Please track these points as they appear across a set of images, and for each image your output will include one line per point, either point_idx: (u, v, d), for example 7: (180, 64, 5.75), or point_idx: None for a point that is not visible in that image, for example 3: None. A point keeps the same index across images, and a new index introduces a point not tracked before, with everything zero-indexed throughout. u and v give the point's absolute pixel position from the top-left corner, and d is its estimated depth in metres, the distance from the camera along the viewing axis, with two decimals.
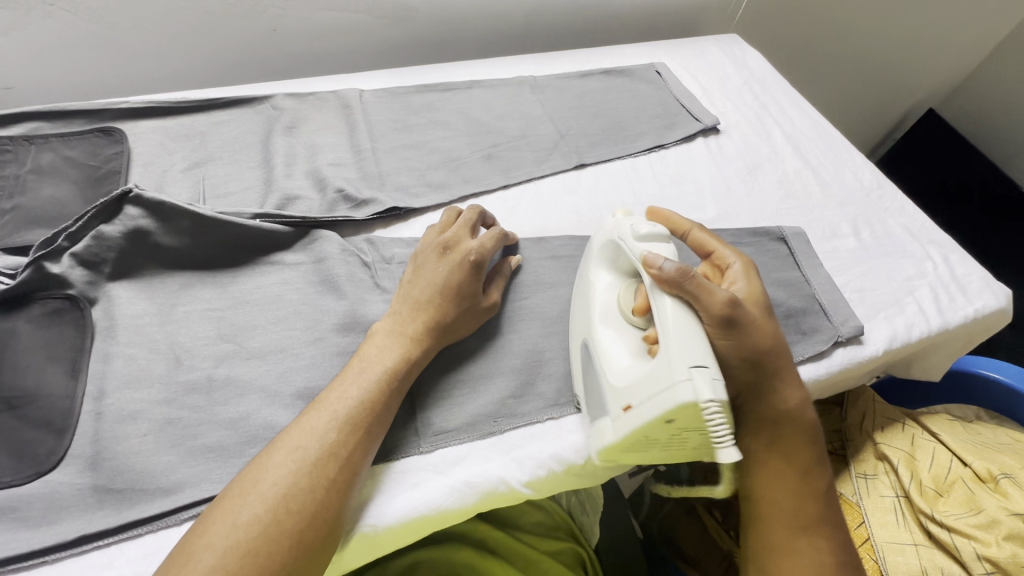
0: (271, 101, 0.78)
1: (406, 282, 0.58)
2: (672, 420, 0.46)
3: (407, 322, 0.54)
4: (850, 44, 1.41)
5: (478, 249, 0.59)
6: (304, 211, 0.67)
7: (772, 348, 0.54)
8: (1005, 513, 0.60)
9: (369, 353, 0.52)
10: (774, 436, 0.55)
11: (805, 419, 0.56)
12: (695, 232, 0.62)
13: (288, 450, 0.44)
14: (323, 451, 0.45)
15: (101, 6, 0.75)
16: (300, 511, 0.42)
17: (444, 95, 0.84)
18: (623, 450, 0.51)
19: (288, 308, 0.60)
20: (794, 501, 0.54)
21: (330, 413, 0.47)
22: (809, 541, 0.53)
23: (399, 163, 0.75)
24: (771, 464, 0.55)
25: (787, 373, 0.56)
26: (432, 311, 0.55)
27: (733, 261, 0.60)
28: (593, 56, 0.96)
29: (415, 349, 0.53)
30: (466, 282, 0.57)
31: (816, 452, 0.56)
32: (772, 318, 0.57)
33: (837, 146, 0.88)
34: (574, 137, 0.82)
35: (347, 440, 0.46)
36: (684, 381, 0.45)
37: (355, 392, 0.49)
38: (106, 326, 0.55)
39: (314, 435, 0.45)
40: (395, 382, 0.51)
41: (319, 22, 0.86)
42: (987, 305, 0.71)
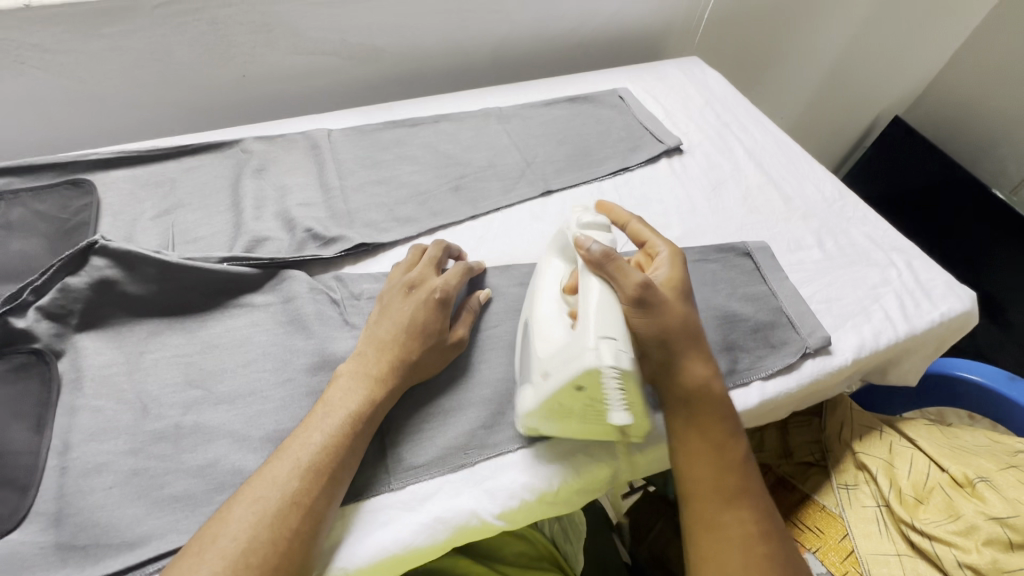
0: (240, 145, 0.80)
1: (371, 324, 0.58)
2: (582, 387, 0.48)
3: (370, 364, 0.54)
4: (813, 57, 1.46)
5: (444, 286, 0.60)
6: (273, 251, 0.68)
7: (682, 328, 0.54)
8: (982, 518, 0.60)
9: (333, 397, 0.52)
10: (691, 413, 0.53)
11: (715, 393, 0.54)
12: (635, 223, 0.63)
13: (249, 502, 0.44)
14: (286, 502, 0.45)
15: (71, 62, 0.77)
16: (263, 565, 0.42)
17: (412, 130, 0.86)
18: (543, 416, 0.53)
19: (257, 350, 0.60)
20: (715, 473, 0.51)
21: (293, 459, 0.47)
22: (735, 514, 0.50)
23: (368, 199, 0.76)
24: (690, 441, 0.53)
25: (702, 350, 0.55)
26: (396, 351, 0.55)
27: (661, 248, 0.60)
28: (558, 85, 0.99)
29: (380, 390, 0.53)
30: (430, 321, 0.57)
31: (729, 423, 0.54)
32: (690, 301, 0.57)
33: (799, 160, 0.90)
34: (541, 165, 0.84)
35: (310, 487, 0.46)
36: (590, 350, 0.48)
37: (318, 437, 0.49)
38: (73, 379, 0.55)
39: (275, 486, 0.45)
40: (361, 425, 0.51)
41: (288, 66, 0.89)
42: (953, 308, 0.72)
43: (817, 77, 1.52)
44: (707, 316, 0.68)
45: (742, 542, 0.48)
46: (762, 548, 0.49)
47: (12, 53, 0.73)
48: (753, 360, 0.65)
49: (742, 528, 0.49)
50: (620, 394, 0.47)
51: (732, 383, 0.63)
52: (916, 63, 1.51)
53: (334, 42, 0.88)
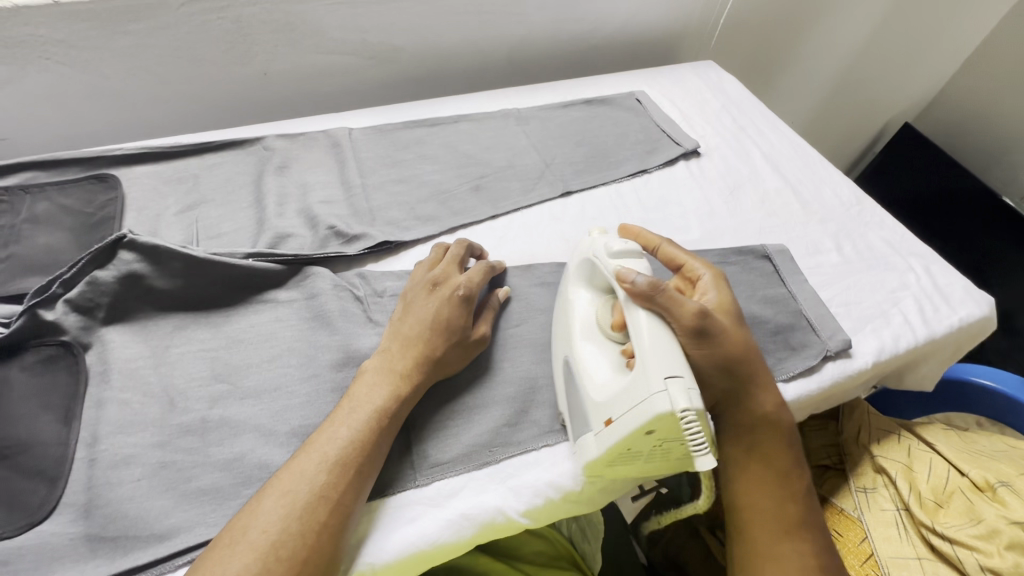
0: (262, 143, 0.80)
1: (396, 320, 0.58)
2: (652, 431, 0.46)
3: (396, 360, 0.55)
4: (824, 63, 1.47)
5: (467, 284, 0.60)
6: (296, 248, 0.68)
7: (747, 357, 0.55)
8: (1004, 522, 0.60)
9: (359, 392, 0.52)
10: (752, 442, 0.54)
11: (783, 422, 0.56)
12: (667, 246, 0.62)
13: (278, 495, 0.45)
14: (314, 495, 0.45)
15: (96, 58, 0.77)
16: (292, 558, 0.42)
17: (431, 130, 0.87)
18: (606, 463, 0.51)
19: (281, 346, 0.60)
20: (775, 502, 0.53)
21: (321, 452, 0.47)
22: (794, 545, 0.51)
23: (389, 198, 0.77)
24: (751, 472, 0.54)
25: (764, 379, 0.56)
26: (421, 348, 0.55)
27: (703, 273, 0.60)
28: (575, 88, 0.99)
29: (405, 386, 0.53)
30: (454, 318, 0.58)
31: (793, 454, 0.55)
32: (745, 327, 0.57)
33: (815, 164, 0.90)
34: (560, 166, 0.84)
35: (338, 481, 0.46)
36: (659, 393, 0.45)
37: (346, 432, 0.49)
38: (100, 371, 0.56)
39: (303, 479, 0.46)
40: (387, 420, 0.51)
41: (308, 65, 0.89)
42: (972, 314, 0.72)
43: (827, 82, 1.53)
44: None
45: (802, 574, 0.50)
46: None
47: (39, 48, 0.73)
48: (775, 362, 0.65)
49: (802, 561, 0.50)
50: (700, 434, 0.45)
51: None
52: (925, 69, 1.52)
53: (354, 42, 0.89)
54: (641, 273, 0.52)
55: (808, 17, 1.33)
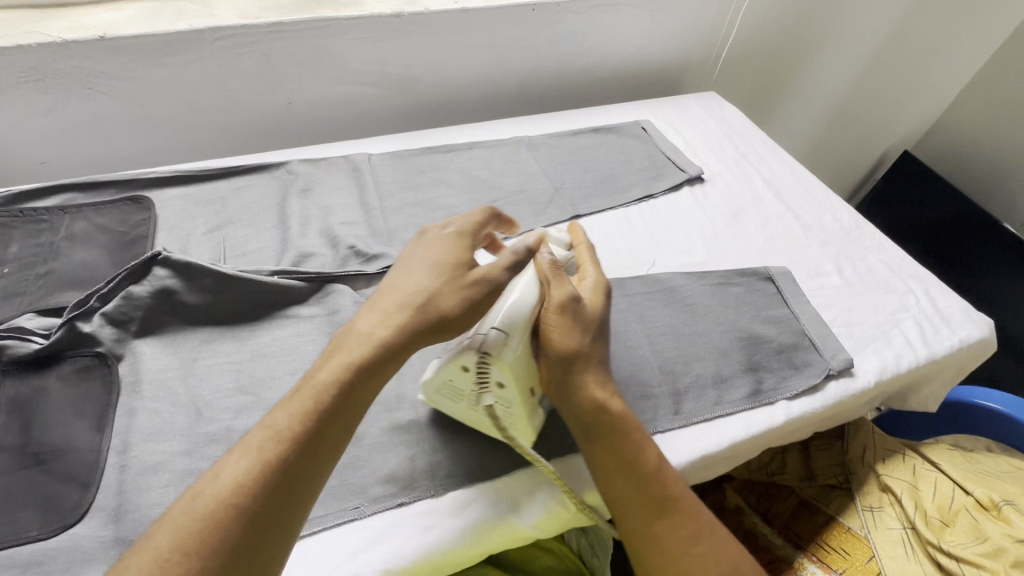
0: (287, 167, 0.85)
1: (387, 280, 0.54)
2: (467, 365, 0.52)
3: (366, 321, 0.48)
4: (824, 96, 1.52)
5: (450, 227, 0.55)
6: (318, 266, 0.71)
7: (586, 351, 0.55)
8: (1009, 540, 0.61)
9: (319, 363, 0.47)
10: (595, 434, 0.53)
11: (613, 408, 0.54)
12: (580, 249, 0.65)
13: (204, 480, 0.40)
14: (234, 483, 0.39)
15: (134, 88, 0.82)
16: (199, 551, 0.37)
17: (446, 156, 0.91)
18: (437, 390, 0.55)
19: (304, 360, 0.63)
20: (635, 490, 0.52)
21: (254, 434, 0.42)
22: (667, 521, 0.51)
23: (407, 220, 0.80)
24: (605, 464, 0.53)
25: (600, 373, 0.56)
26: (399, 308, 0.49)
27: (591, 274, 0.61)
28: (583, 117, 1.04)
29: (369, 351, 0.46)
30: (449, 268, 0.52)
31: (638, 437, 0.54)
32: (604, 328, 0.58)
33: (816, 190, 0.94)
34: (569, 190, 0.88)
35: (260, 469, 0.40)
36: (482, 333, 0.52)
37: (286, 411, 0.43)
38: (131, 382, 0.58)
39: (226, 463, 0.41)
40: (336, 393, 0.44)
41: (331, 94, 0.94)
42: (971, 335, 0.74)
43: (828, 115, 1.58)
44: (731, 337, 0.71)
45: (682, 545, 0.50)
46: (699, 548, 0.50)
47: (83, 79, 0.79)
48: (779, 381, 0.67)
49: (676, 534, 0.51)
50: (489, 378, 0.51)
51: (759, 402, 0.65)
52: (921, 103, 1.59)
53: (374, 73, 0.94)
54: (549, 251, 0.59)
55: (810, 58, 1.38)
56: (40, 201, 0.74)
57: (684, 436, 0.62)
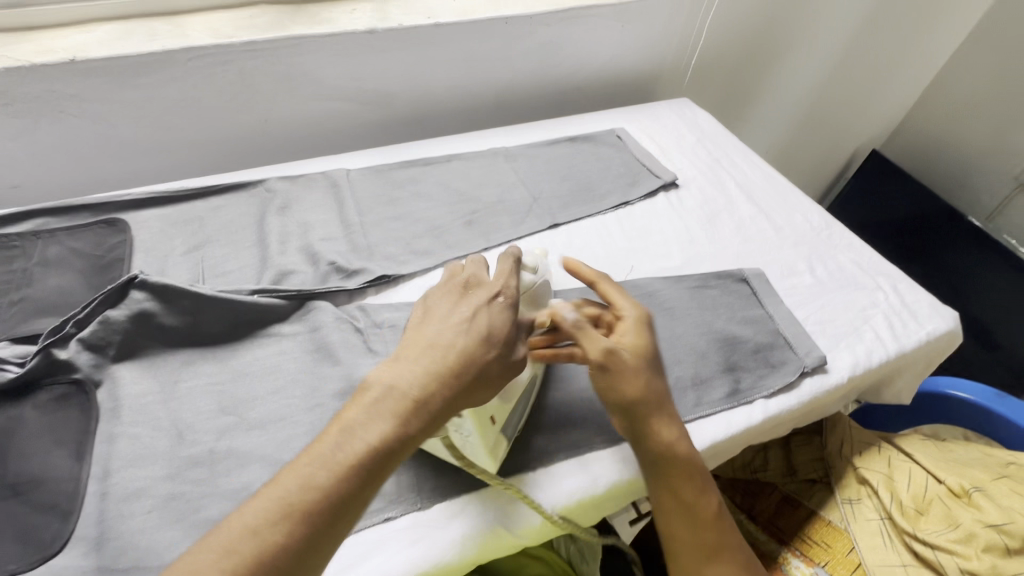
0: (265, 185, 0.85)
1: (419, 328, 0.50)
2: None
3: (408, 380, 0.45)
4: (794, 101, 1.57)
5: (504, 289, 0.53)
6: (298, 284, 0.71)
7: (644, 398, 0.55)
8: (980, 526, 0.63)
9: (351, 421, 0.44)
10: (660, 473, 0.55)
11: (683, 451, 0.55)
12: (602, 283, 0.62)
13: (216, 552, 0.38)
14: (252, 555, 0.38)
15: (106, 110, 0.82)
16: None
17: (425, 169, 0.92)
18: None
19: (286, 378, 0.63)
20: (692, 531, 0.54)
21: (280, 503, 0.40)
22: (716, 568, 0.53)
23: (387, 234, 0.81)
24: (666, 502, 0.55)
25: (668, 412, 0.57)
26: (445, 371, 0.46)
27: (625, 316, 0.58)
28: (559, 126, 1.05)
29: (410, 419, 0.44)
30: (495, 334, 0.50)
31: (704, 482, 0.55)
32: (653, 373, 0.57)
33: (787, 192, 0.96)
34: (547, 200, 0.89)
35: (291, 544, 0.39)
36: None
37: (321, 479, 0.41)
38: (110, 408, 0.58)
39: (252, 535, 0.38)
40: (377, 462, 0.43)
41: (308, 110, 0.95)
42: (938, 328, 0.77)
43: (799, 118, 1.62)
44: (709, 339, 0.72)
45: None
46: None
47: (55, 103, 0.78)
48: (756, 380, 0.69)
49: None
50: None
51: (737, 402, 0.67)
52: (883, 103, 1.66)
53: (351, 89, 0.95)
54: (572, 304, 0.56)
55: (778, 64, 1.43)
56: (11, 227, 0.73)
57: None
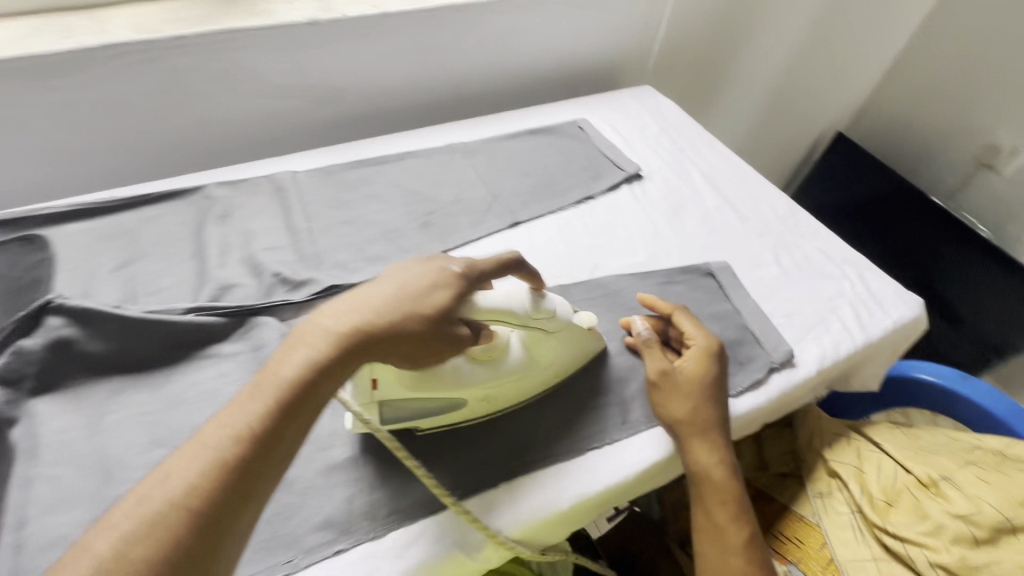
0: (204, 192, 0.79)
1: (355, 289, 0.51)
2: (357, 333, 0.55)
3: (337, 317, 0.45)
4: (762, 85, 1.55)
5: (465, 263, 0.54)
6: (240, 298, 0.67)
7: (683, 421, 0.60)
8: (948, 516, 0.63)
9: (276, 360, 0.43)
10: (696, 494, 0.59)
11: (716, 476, 0.58)
12: (676, 314, 0.68)
13: (133, 504, 0.35)
14: (177, 501, 0.35)
15: (20, 115, 0.74)
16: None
17: (378, 168, 0.87)
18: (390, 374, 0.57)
19: (227, 403, 0.58)
20: (717, 555, 0.55)
21: (202, 441, 0.38)
22: None
23: (337, 240, 0.76)
24: (700, 522, 0.57)
25: (712, 438, 0.59)
26: (377, 311, 0.46)
27: (694, 343, 0.65)
28: (519, 119, 1.01)
29: (336, 352, 0.43)
30: (432, 287, 0.50)
31: (734, 509, 0.57)
32: (711, 397, 0.61)
33: (752, 180, 0.95)
34: (507, 197, 0.86)
35: (208, 484, 0.36)
36: None
37: (246, 413, 0.39)
38: (26, 448, 0.52)
39: (169, 474, 0.36)
40: (300, 394, 0.41)
41: (250, 109, 0.89)
42: (903, 316, 0.76)
43: (767, 102, 1.61)
44: None
45: None
46: None
47: None
48: None
49: None
50: None
51: None
52: (847, 84, 1.66)
53: (295, 86, 0.89)
54: (644, 326, 0.67)
55: (744, 48, 1.41)
56: None
57: (634, 445, 0.61)
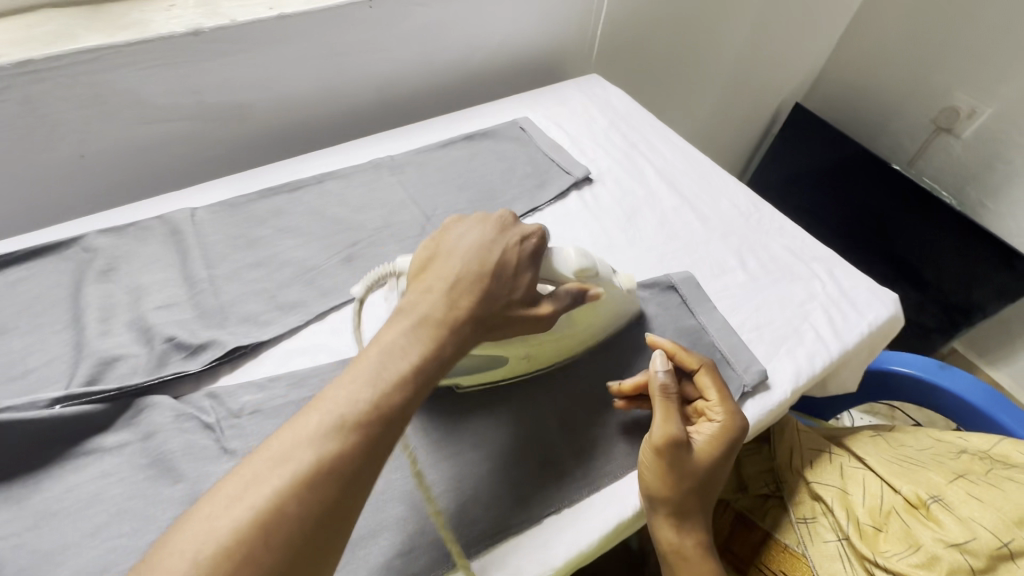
0: (82, 243, 0.67)
1: (435, 262, 0.52)
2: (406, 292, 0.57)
3: (439, 299, 0.48)
4: (718, 61, 1.47)
5: (533, 233, 0.55)
6: (125, 374, 0.56)
7: (676, 500, 0.54)
8: (942, 546, 0.57)
9: (392, 343, 0.45)
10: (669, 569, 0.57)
11: (696, 557, 0.55)
12: (704, 373, 0.59)
13: (272, 462, 0.38)
14: (315, 468, 0.38)
15: None
16: (290, 534, 0.36)
17: (292, 196, 0.76)
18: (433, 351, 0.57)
19: (109, 511, 0.48)
20: None
21: (333, 416, 0.40)
22: None
23: (244, 288, 0.66)
24: None
25: (694, 518, 0.56)
26: (476, 291, 0.50)
27: (715, 416, 0.57)
28: (454, 123, 0.91)
29: (451, 336, 0.47)
30: (517, 260, 0.53)
31: None
32: (714, 475, 0.55)
33: (710, 174, 0.87)
34: (442, 217, 0.77)
35: (342, 463, 0.38)
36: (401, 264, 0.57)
37: (369, 393, 0.41)
38: None
39: (308, 444, 0.38)
40: (425, 376, 0.44)
41: (136, 137, 0.77)
42: (879, 316, 0.71)
43: (723, 79, 1.53)
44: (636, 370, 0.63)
45: None
46: None
47: None
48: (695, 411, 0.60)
49: None
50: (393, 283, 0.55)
51: None
52: (803, 54, 1.59)
53: (187, 106, 0.77)
54: (667, 373, 0.56)
55: (696, 24, 1.32)
56: None
57: (597, 503, 0.55)
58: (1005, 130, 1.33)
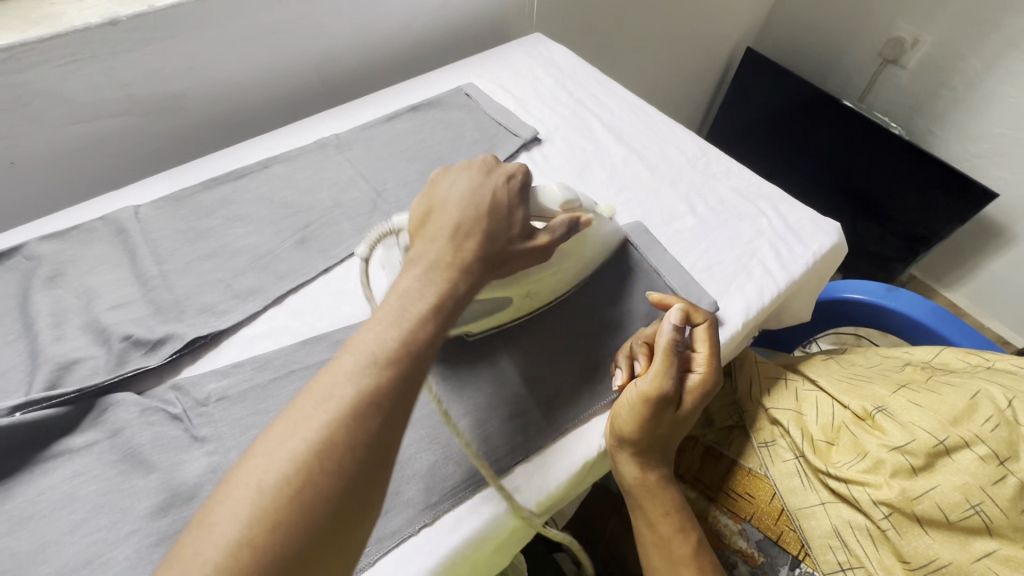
0: (23, 251, 0.65)
1: (432, 214, 0.53)
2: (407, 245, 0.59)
3: (441, 243, 0.49)
4: (666, 12, 1.46)
5: (517, 173, 0.57)
6: (85, 376, 0.56)
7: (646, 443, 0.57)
8: (885, 450, 0.61)
9: (407, 289, 0.46)
10: (635, 502, 0.60)
11: (661, 490, 0.59)
12: (699, 328, 0.61)
13: (318, 401, 0.38)
14: (361, 398, 0.38)
15: None
16: (355, 458, 0.37)
17: (237, 184, 0.75)
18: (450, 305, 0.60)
19: (85, 509, 0.49)
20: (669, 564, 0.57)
21: (365, 354, 0.40)
22: None
23: (198, 280, 0.66)
24: (643, 528, 0.60)
25: (659, 457, 0.59)
26: (475, 231, 0.51)
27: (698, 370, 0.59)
28: (398, 95, 0.90)
29: (463, 276, 0.48)
30: (508, 202, 0.55)
31: (679, 520, 0.59)
32: (687, 420, 0.59)
33: (656, 124, 0.88)
34: (393, 191, 0.76)
35: (386, 393, 0.40)
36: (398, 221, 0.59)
37: (396, 331, 0.42)
38: None
39: (348, 379, 0.39)
40: (443, 316, 0.46)
41: (68, 139, 0.74)
42: (823, 246, 0.74)
43: (672, 30, 1.52)
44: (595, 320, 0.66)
45: None
46: None
47: None
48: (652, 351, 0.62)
49: None
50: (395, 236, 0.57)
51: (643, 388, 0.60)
52: None
53: (117, 100, 0.75)
54: (672, 327, 0.58)
55: None
56: None
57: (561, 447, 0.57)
58: (948, 56, 1.36)
